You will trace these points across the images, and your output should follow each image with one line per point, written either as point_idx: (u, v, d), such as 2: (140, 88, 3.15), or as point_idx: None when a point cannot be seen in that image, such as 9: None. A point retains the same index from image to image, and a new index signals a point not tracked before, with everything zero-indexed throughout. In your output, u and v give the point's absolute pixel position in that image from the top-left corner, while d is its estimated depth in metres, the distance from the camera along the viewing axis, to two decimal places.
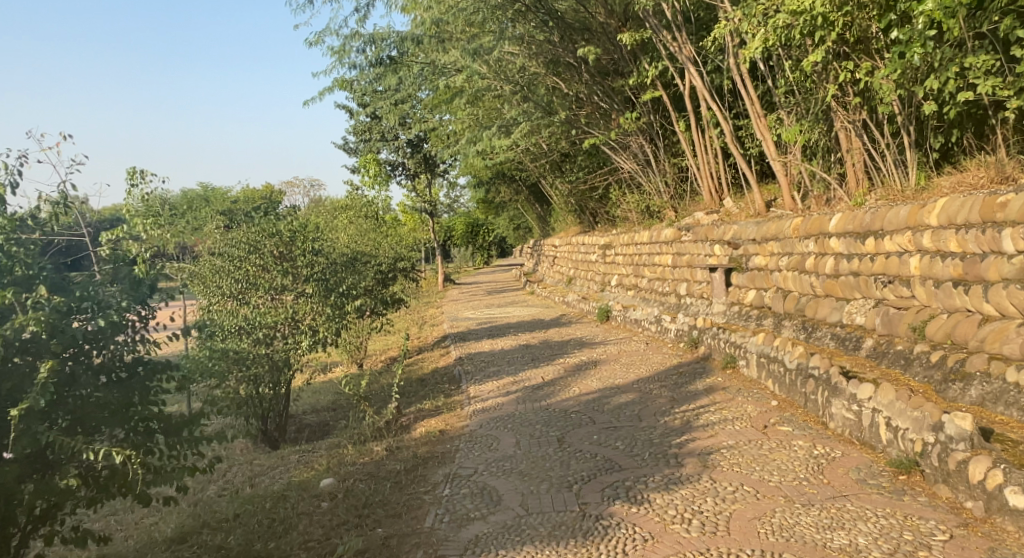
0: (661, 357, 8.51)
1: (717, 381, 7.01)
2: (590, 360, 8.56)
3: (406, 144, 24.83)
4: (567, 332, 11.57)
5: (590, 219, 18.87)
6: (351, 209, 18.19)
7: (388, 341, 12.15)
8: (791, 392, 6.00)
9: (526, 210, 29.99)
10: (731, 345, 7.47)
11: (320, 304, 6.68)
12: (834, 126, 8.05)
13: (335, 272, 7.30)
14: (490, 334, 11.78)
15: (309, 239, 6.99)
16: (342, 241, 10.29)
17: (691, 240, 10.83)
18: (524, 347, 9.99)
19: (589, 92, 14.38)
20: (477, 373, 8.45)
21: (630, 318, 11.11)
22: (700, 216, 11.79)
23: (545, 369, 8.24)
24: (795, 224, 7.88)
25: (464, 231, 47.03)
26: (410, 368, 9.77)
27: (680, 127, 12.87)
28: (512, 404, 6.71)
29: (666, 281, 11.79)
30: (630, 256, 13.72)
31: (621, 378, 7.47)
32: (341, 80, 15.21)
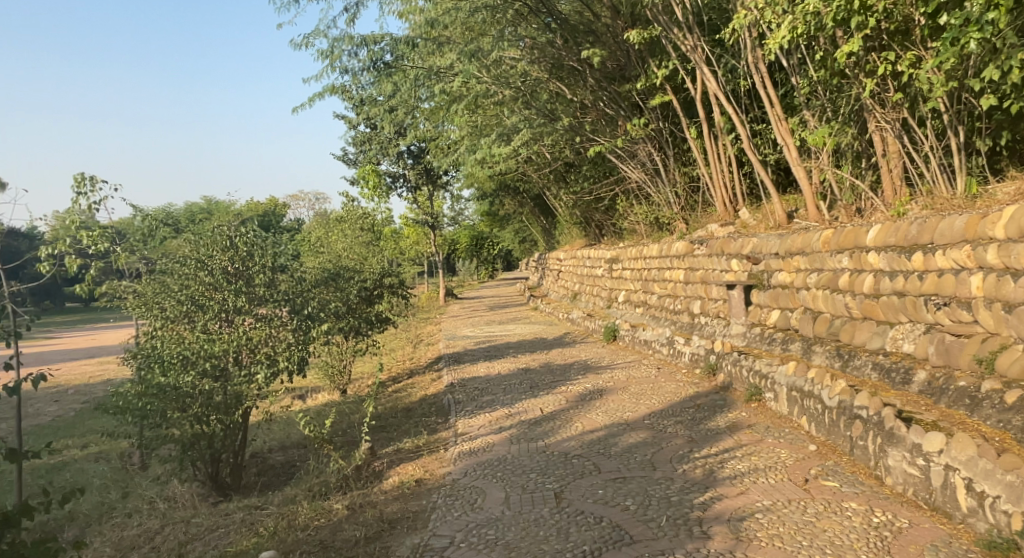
0: (675, 385, 7.58)
1: (741, 417, 6.09)
2: (595, 388, 7.65)
3: (408, 156, 24.03)
4: (570, 354, 10.66)
5: (595, 232, 17.99)
6: (345, 221, 17.35)
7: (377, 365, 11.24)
8: (831, 435, 5.09)
9: (531, 223, 29.15)
10: (755, 374, 6.55)
11: (281, 328, 5.82)
12: (868, 127, 7.13)
13: (304, 290, 6.42)
14: (487, 356, 10.87)
15: (271, 253, 6.11)
16: (321, 256, 9.39)
17: (705, 254, 9.93)
18: (523, 372, 9.09)
19: (595, 97, 13.60)
20: (468, 403, 7.55)
21: (639, 339, 10.19)
22: (715, 228, 10.90)
23: (544, 400, 7.34)
24: (826, 236, 6.97)
25: (469, 245, 46.17)
26: (397, 396, 8.87)
27: (691, 133, 11.99)
28: (505, 444, 5.82)
29: (678, 298, 10.88)
30: (639, 271, 12.83)
31: (630, 412, 6.56)
32: (330, 86, 14.20)
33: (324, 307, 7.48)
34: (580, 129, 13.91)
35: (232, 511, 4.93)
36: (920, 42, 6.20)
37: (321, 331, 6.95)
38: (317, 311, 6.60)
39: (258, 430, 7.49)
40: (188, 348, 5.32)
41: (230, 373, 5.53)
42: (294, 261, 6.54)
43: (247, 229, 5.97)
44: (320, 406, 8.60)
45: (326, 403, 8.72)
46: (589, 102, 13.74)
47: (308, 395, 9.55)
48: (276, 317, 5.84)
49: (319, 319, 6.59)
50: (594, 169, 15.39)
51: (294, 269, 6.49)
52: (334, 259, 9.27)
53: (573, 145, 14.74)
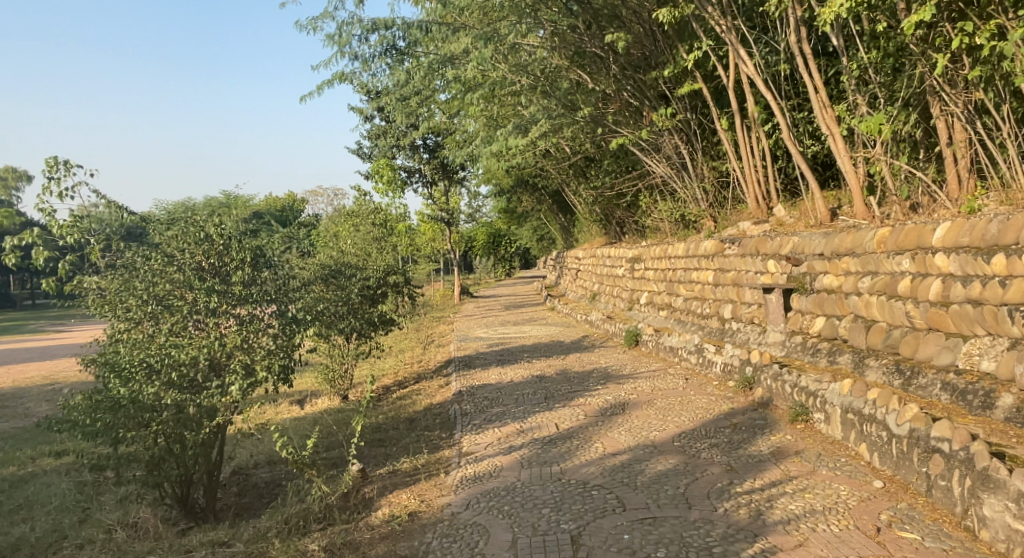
0: (707, 400, 6.81)
1: (787, 441, 5.32)
2: (618, 401, 6.90)
3: (424, 150, 23.28)
4: (589, 360, 9.91)
5: (616, 229, 17.20)
6: (356, 216, 16.70)
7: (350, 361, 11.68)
8: (901, 469, 4.31)
9: (549, 221, 28.38)
10: (800, 391, 5.77)
11: (263, 331, 5.15)
12: (933, 112, 6.30)
13: (292, 287, 5.73)
14: (500, 361, 10.13)
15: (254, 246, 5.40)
16: (321, 252, 8.66)
17: (737, 254, 9.13)
18: (537, 380, 8.34)
19: (618, 85, 12.82)
20: (476, 415, 6.83)
21: (663, 345, 9.40)
22: (748, 226, 10.09)
23: (560, 414, 6.60)
24: (882, 236, 6.16)
25: (487, 243, 45.39)
26: (400, 405, 8.15)
27: (721, 124, 11.19)
28: (514, 468, 5.09)
29: (706, 301, 10.08)
30: (663, 272, 12.04)
31: (658, 431, 5.81)
32: (338, 73, 12.99)
33: (315, 308, 6.78)
34: (601, 119, 13.12)
35: (195, 547, 4.25)
36: (1001, 12, 5.37)
37: (311, 334, 6.25)
38: (307, 310, 5.90)
39: (244, 442, 6.81)
40: (152, 355, 4.66)
41: (202, 384, 4.86)
42: (282, 254, 5.84)
43: (224, 218, 5.30)
44: (317, 415, 7.90)
45: (324, 411, 8.03)
46: (611, 91, 12.95)
47: (306, 401, 8.86)
48: (255, 318, 5.18)
49: (310, 320, 5.90)
50: (615, 164, 14.58)
51: (281, 263, 5.78)
52: (334, 255, 8.55)
53: (594, 138, 13.94)
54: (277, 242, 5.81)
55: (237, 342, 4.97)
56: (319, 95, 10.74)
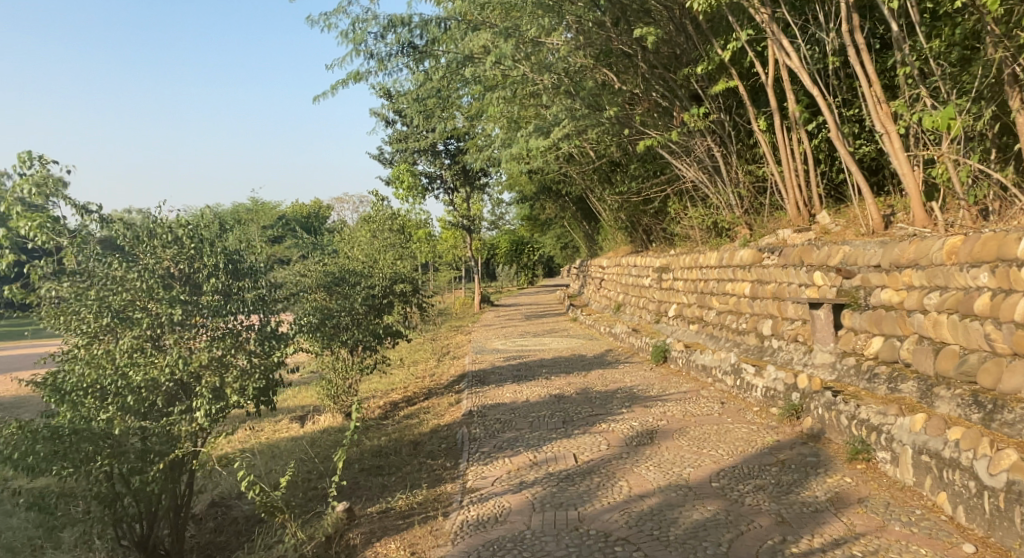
0: (748, 429, 6.03)
1: (846, 485, 4.56)
2: (646, 429, 6.15)
3: (445, 155, 22.50)
4: (614, 377, 9.15)
5: (643, 237, 16.42)
6: (373, 222, 16.08)
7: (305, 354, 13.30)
8: (996, 530, 3.55)
9: (573, 228, 27.64)
10: (859, 424, 5.00)
11: (241, 345, 4.54)
12: (1012, 105, 5.51)
13: (274, 296, 5.04)
14: (517, 377, 9.39)
15: (227, 249, 4.74)
16: (322, 259, 7.97)
17: (779, 265, 8.34)
18: (556, 401, 7.60)
19: (647, 84, 12.05)
20: (487, 441, 6.13)
21: (695, 364, 8.61)
22: (789, 234, 9.29)
23: (581, 442, 5.88)
24: (953, 245, 5.37)
25: (510, 251, 44.65)
26: (405, 425, 7.44)
27: (759, 125, 10.41)
28: (524, 511, 4.35)
29: (743, 315, 9.29)
30: (694, 283, 11.26)
31: (692, 469, 5.07)
32: (352, 72, 11.84)
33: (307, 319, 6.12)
34: (628, 120, 12.36)
35: None
36: None
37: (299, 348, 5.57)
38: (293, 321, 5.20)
39: (231, 469, 6.16)
40: (106, 375, 4.13)
41: (165, 409, 4.31)
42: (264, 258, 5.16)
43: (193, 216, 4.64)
44: (315, 436, 7.21)
45: (322, 432, 7.34)
46: (639, 90, 12.18)
47: (306, 419, 8.18)
48: (235, 330, 4.57)
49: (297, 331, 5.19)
50: (642, 168, 13.80)
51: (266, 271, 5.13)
52: (335, 262, 7.85)
53: (621, 141, 13.17)
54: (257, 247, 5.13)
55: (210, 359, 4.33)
56: (332, 94, 10.02)
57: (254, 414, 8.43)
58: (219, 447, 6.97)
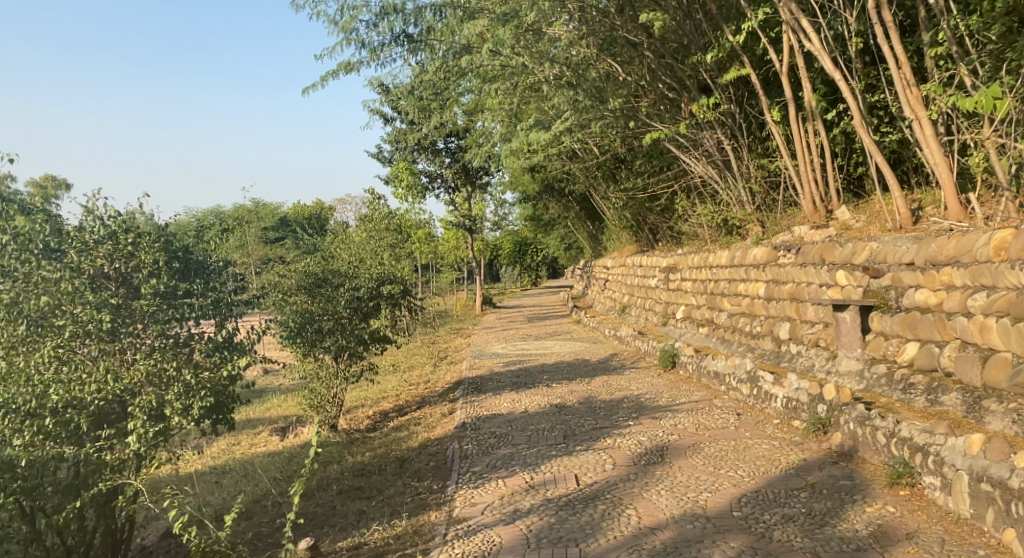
0: (769, 446, 5.43)
1: (889, 516, 3.97)
2: (656, 445, 5.55)
3: (446, 153, 21.80)
4: (620, 384, 8.54)
5: (649, 236, 15.79)
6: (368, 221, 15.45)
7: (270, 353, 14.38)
8: None
9: (577, 229, 26.97)
10: (900, 444, 4.40)
11: (185, 357, 4.43)
12: None
13: (232, 299, 4.85)
14: (516, 385, 8.77)
15: (166, 247, 4.47)
16: (304, 256, 7.35)
17: (798, 264, 7.72)
18: (556, 411, 6.99)
19: (653, 75, 11.47)
20: (480, 458, 5.54)
21: (707, 370, 7.99)
22: (806, 231, 8.67)
23: (583, 461, 5.28)
24: (1003, 240, 4.76)
25: (513, 252, 43.93)
26: (392, 439, 6.84)
27: (772, 116, 9.80)
28: (517, 547, 3.76)
29: (758, 318, 8.67)
30: (703, 284, 10.65)
31: (710, 494, 4.48)
32: (343, 63, 11.11)
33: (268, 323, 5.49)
34: (633, 112, 11.73)
35: None
36: None
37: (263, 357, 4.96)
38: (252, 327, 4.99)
39: (194, 489, 5.57)
40: (19, 394, 3.92)
41: (87, 434, 4.16)
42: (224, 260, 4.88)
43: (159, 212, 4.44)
44: (294, 451, 6.61)
45: (302, 446, 6.75)
46: (644, 81, 11.59)
47: (287, 431, 7.56)
48: (190, 335, 4.50)
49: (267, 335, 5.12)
50: (648, 163, 13.18)
51: (213, 272, 4.76)
52: (319, 259, 7.24)
53: (626, 135, 12.54)
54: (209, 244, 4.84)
55: (145, 375, 4.20)
56: (323, 87, 9.39)
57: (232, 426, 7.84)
58: (187, 463, 6.37)
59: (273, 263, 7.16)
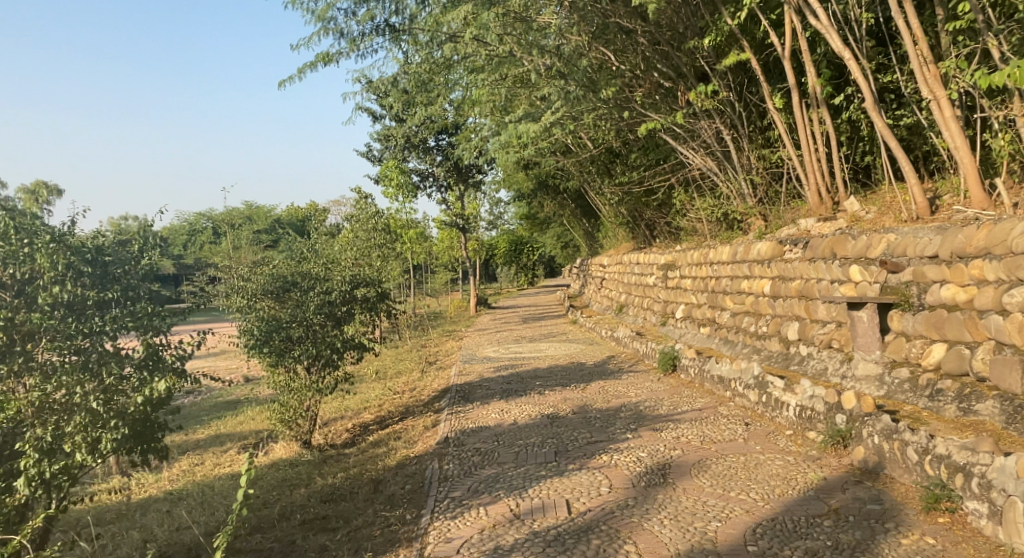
0: (784, 462, 4.88)
1: (929, 551, 3.43)
2: (657, 462, 5.00)
3: (437, 150, 21.13)
4: (617, 390, 7.98)
5: (646, 231, 15.24)
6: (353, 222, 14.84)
7: (209, 370, 13.78)
8: None
9: (573, 227, 26.43)
10: (937, 464, 3.87)
11: (97, 373, 4.28)
12: None
13: (159, 311, 4.61)
14: (507, 392, 8.20)
15: (76, 258, 4.21)
16: (273, 258, 6.80)
17: (808, 259, 7.18)
18: (547, 423, 6.44)
19: (648, 63, 10.70)
20: (461, 480, 4.99)
21: (710, 374, 7.43)
22: (814, 224, 8.12)
23: (577, 482, 4.73)
24: None
25: (509, 251, 42.94)
26: (370, 456, 6.29)
27: (774, 103, 9.24)
28: None
29: (764, 317, 8.12)
30: (704, 282, 10.10)
31: (720, 523, 3.92)
32: (321, 54, 10.50)
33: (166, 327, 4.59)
34: (627, 102, 11.11)
35: None
36: None
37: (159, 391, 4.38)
38: (181, 341, 4.76)
39: (144, 519, 5.03)
40: None
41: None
42: (158, 264, 4.66)
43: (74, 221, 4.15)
44: (261, 471, 6.05)
45: (270, 467, 6.18)
46: (639, 70, 10.82)
47: (258, 448, 6.99)
48: (109, 351, 4.35)
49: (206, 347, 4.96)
50: (643, 156, 12.61)
51: (133, 282, 4.50)
52: (291, 261, 6.67)
53: (620, 126, 11.97)
54: (143, 235, 4.58)
55: (42, 404, 4.07)
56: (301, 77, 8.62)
57: (199, 443, 7.26)
58: (142, 488, 5.81)
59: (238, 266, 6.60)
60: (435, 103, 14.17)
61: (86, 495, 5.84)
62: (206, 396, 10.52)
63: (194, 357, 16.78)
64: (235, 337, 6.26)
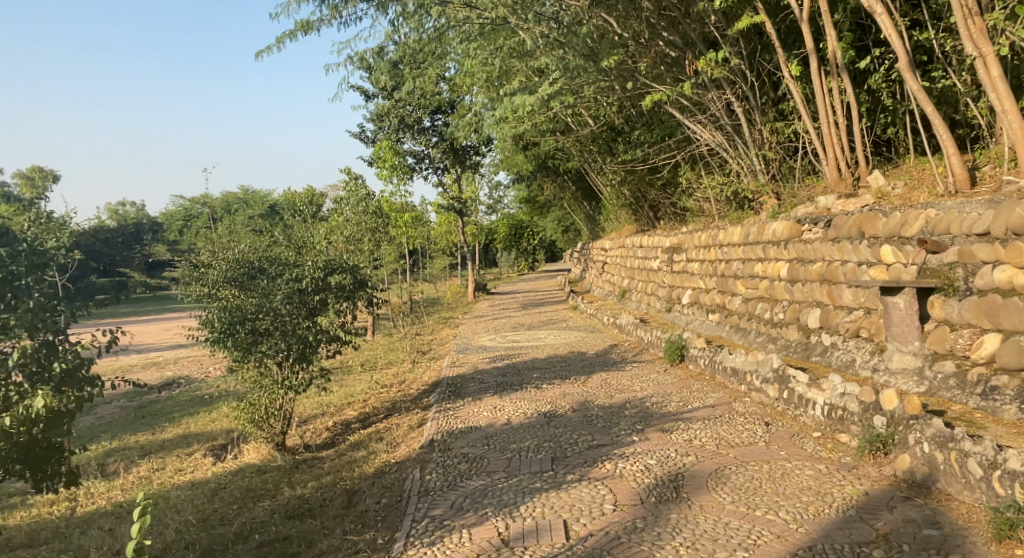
0: (816, 473, 4.24)
1: None
2: (668, 473, 4.36)
3: (433, 131, 20.24)
4: (620, 384, 7.32)
5: (650, 213, 14.53)
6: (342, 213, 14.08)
7: (190, 361, 13.11)
8: None
9: (573, 210, 25.69)
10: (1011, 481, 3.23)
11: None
12: None
13: (52, 305, 4.00)
14: (501, 386, 7.56)
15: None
16: (239, 240, 6.15)
17: (832, 239, 6.51)
18: (544, 423, 5.79)
19: (652, 31, 9.98)
20: (445, 492, 4.37)
21: (722, 366, 6.79)
22: (835, 202, 7.45)
23: (576, 497, 4.09)
24: None
25: (509, 236, 42.05)
26: (347, 460, 5.65)
27: (789, 71, 8.52)
28: None
29: (780, 302, 7.45)
30: (713, 265, 9.43)
31: (747, 553, 3.30)
32: (300, 22, 9.73)
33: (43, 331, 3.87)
34: (630, 74, 10.38)
35: None
36: None
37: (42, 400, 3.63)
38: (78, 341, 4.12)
39: (83, 539, 4.41)
40: None
41: None
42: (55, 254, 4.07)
43: None
44: (224, 479, 5.41)
45: (235, 473, 5.54)
46: (642, 39, 10.12)
47: (226, 451, 6.36)
48: None
49: (118, 348, 4.31)
50: (647, 133, 11.88)
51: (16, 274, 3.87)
52: (258, 244, 6.02)
53: (622, 100, 11.24)
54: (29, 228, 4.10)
55: None
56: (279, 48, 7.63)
57: (162, 446, 6.62)
58: (88, 501, 5.19)
59: (197, 250, 5.94)
60: (427, 79, 13.39)
61: (28, 508, 5.22)
62: (181, 391, 9.86)
63: (146, 348, 15.81)
64: (194, 328, 5.61)
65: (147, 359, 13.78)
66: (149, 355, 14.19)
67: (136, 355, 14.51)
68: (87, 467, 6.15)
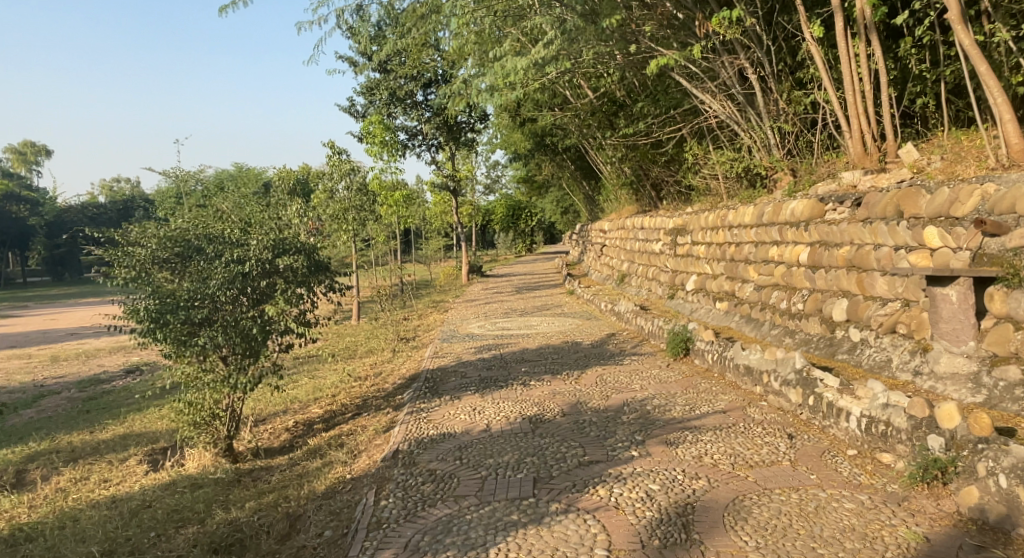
0: (858, 506, 3.43)
1: None
2: (675, 504, 3.55)
3: (425, 105, 19.23)
4: (617, 381, 6.50)
5: (653, 192, 13.65)
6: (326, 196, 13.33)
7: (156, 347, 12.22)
8: None
9: (573, 190, 24.77)
10: None
11: None
12: None
13: None
14: (485, 382, 6.74)
15: None
16: (178, 215, 5.30)
17: (864, 220, 5.66)
18: (529, 430, 4.99)
19: None
20: (401, 525, 3.57)
21: (734, 364, 5.97)
22: (863, 178, 6.60)
23: (559, 537, 3.29)
24: None
25: (506, 217, 41.05)
26: (299, 472, 4.84)
27: (811, 33, 7.62)
28: None
29: (800, 290, 6.62)
30: (721, 249, 8.58)
31: None
32: None
33: None
34: (633, 38, 9.45)
35: None
36: None
37: None
38: None
39: None
40: None
41: None
42: None
43: None
44: (152, 495, 4.62)
45: (167, 487, 4.76)
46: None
47: (165, 457, 5.55)
48: None
49: None
50: (652, 105, 10.97)
51: None
52: (199, 221, 5.19)
53: (625, 68, 10.32)
54: None
55: None
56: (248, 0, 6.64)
57: (94, 450, 5.80)
58: None
59: (128, 227, 5.13)
60: (417, 45, 12.42)
61: None
62: (140, 380, 9.03)
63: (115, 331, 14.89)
64: (119, 317, 4.81)
65: (113, 343, 12.89)
66: (116, 339, 13.28)
67: (102, 339, 13.59)
68: (2, 475, 5.34)
